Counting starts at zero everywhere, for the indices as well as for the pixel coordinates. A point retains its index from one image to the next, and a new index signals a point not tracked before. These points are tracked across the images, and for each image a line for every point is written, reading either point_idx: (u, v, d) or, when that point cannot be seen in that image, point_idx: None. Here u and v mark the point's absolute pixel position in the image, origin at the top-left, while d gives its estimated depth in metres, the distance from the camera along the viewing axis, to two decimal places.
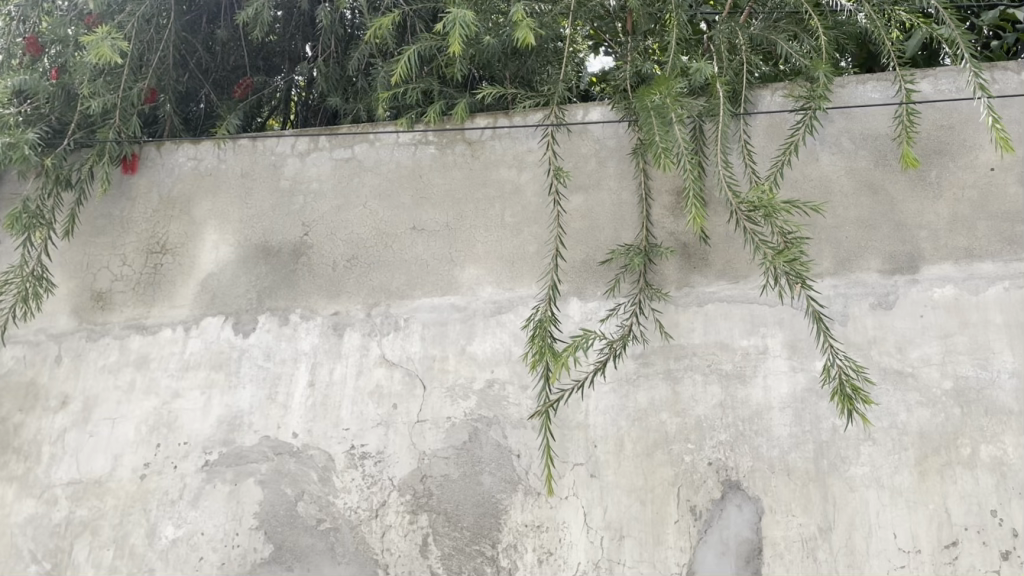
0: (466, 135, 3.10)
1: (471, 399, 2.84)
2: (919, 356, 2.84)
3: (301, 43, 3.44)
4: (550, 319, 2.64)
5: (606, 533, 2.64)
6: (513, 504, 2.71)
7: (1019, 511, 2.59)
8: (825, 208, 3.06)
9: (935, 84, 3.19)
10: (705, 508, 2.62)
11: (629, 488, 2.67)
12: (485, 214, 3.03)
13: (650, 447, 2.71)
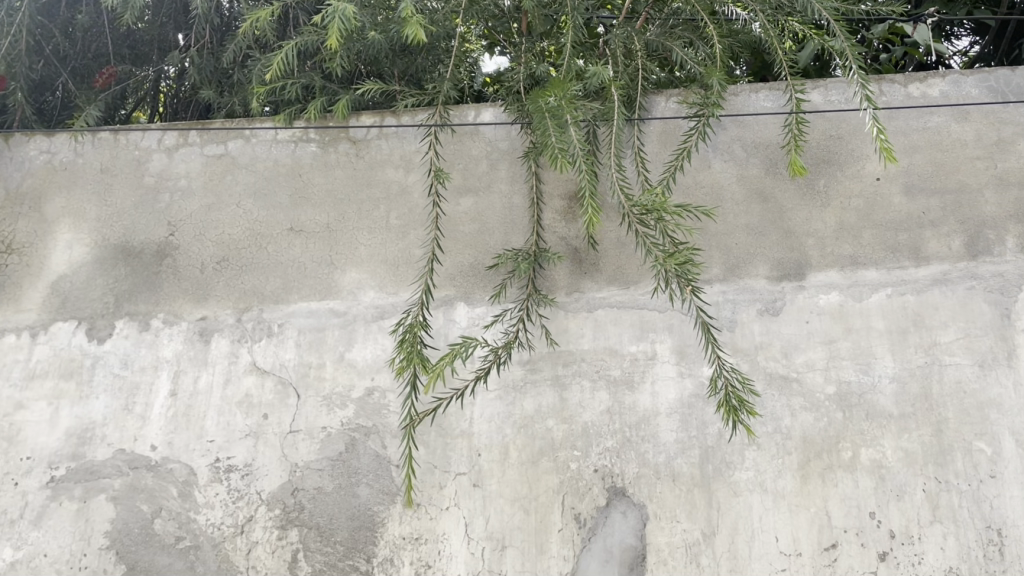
0: (350, 133, 3.05)
1: (349, 408, 2.77)
2: (804, 361, 2.89)
3: (172, 32, 3.30)
4: (421, 323, 2.52)
5: (488, 544, 2.59)
6: (391, 517, 2.63)
7: (896, 513, 2.67)
8: (717, 215, 3.09)
9: (826, 95, 3.27)
10: (589, 515, 2.60)
11: (512, 497, 2.63)
12: (369, 216, 2.97)
13: (535, 454, 2.67)
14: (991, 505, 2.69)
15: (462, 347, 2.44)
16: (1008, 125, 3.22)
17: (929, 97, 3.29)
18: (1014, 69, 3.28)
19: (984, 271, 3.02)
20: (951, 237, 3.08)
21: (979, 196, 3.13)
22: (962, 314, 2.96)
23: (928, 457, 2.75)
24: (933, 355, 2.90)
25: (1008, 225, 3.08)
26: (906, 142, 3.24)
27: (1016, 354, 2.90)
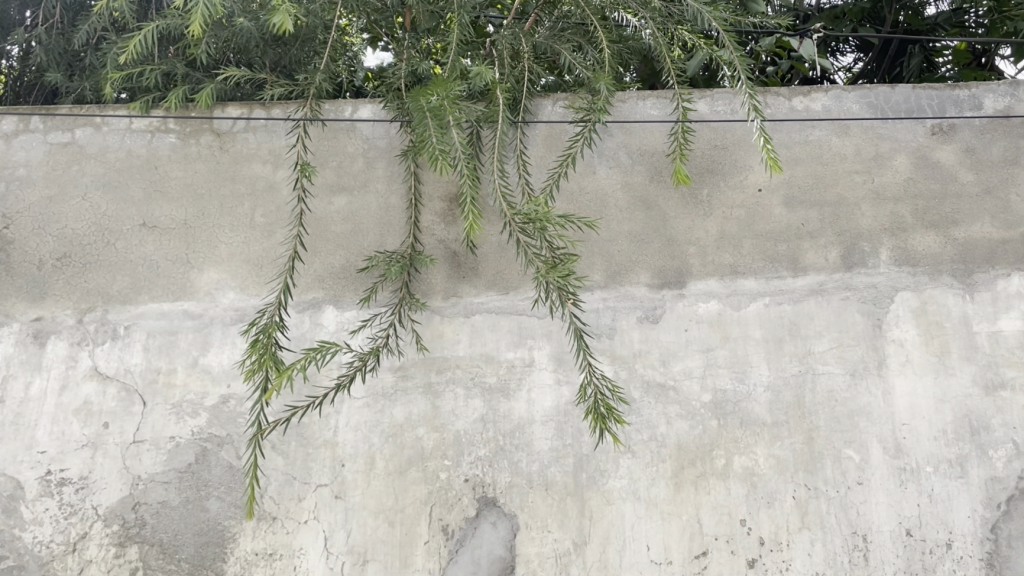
0: (214, 126, 2.94)
1: (200, 416, 2.66)
2: (681, 369, 2.90)
3: (16, 9, 3.10)
4: (276, 324, 2.45)
5: (348, 559, 2.51)
6: (242, 531, 2.53)
7: (766, 520, 2.71)
8: (599, 224, 3.07)
9: (711, 105, 3.30)
10: (458, 527, 2.54)
11: (376, 509, 2.56)
12: (232, 213, 2.87)
13: (404, 464, 2.60)
14: (857, 512, 2.77)
15: (320, 350, 2.32)
16: (886, 141, 3.38)
17: (812, 111, 3.42)
18: (893, 87, 3.45)
19: (858, 283, 3.13)
20: (828, 249, 3.17)
21: (856, 210, 3.26)
22: (835, 324, 3.05)
23: (799, 464, 2.80)
24: (807, 364, 2.97)
25: (882, 239, 3.22)
26: (789, 153, 3.35)
27: (885, 364, 3.01)
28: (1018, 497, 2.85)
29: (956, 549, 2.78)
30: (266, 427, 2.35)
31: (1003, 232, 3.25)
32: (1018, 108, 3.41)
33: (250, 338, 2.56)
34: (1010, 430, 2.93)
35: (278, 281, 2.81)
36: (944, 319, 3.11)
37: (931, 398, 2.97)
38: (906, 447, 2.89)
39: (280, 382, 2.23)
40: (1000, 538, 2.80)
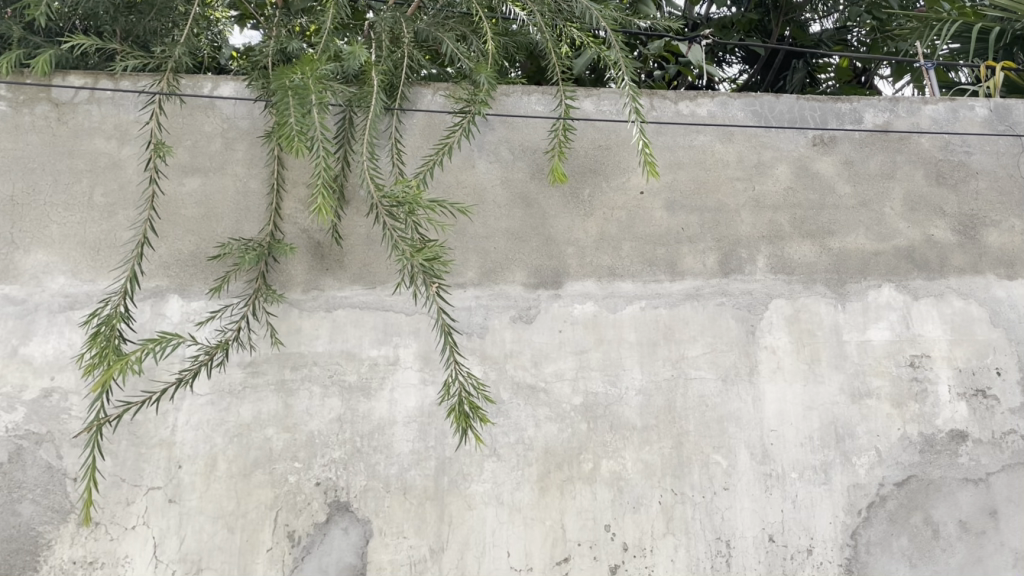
0: (52, 94, 2.73)
1: (17, 411, 2.47)
2: (553, 371, 2.84)
3: None
4: (120, 315, 2.29)
5: (180, 567, 2.39)
6: (60, 538, 2.37)
7: (631, 525, 2.70)
8: (474, 213, 2.99)
9: (597, 105, 3.25)
10: (305, 533, 2.45)
11: (215, 514, 2.44)
12: (67, 190, 2.67)
13: (248, 467, 2.48)
14: (722, 517, 2.80)
15: (161, 342, 2.25)
16: (768, 150, 3.45)
17: (697, 116, 3.44)
18: (778, 98, 3.54)
19: (734, 288, 3.17)
20: (706, 255, 3.19)
21: (735, 216, 3.30)
22: (709, 329, 3.06)
23: (666, 470, 2.80)
24: (680, 368, 2.97)
25: (760, 247, 3.27)
26: (672, 157, 3.35)
27: (757, 371, 3.05)
28: (877, 504, 2.99)
29: (817, 555, 2.87)
30: (102, 424, 2.25)
31: (876, 244, 3.39)
32: (896, 124, 3.60)
33: (91, 330, 2.42)
34: (874, 437, 3.07)
35: (121, 269, 2.63)
36: (816, 328, 3.19)
37: (799, 405, 3.05)
38: (773, 453, 2.95)
39: (114, 370, 2.12)
40: (859, 544, 2.93)
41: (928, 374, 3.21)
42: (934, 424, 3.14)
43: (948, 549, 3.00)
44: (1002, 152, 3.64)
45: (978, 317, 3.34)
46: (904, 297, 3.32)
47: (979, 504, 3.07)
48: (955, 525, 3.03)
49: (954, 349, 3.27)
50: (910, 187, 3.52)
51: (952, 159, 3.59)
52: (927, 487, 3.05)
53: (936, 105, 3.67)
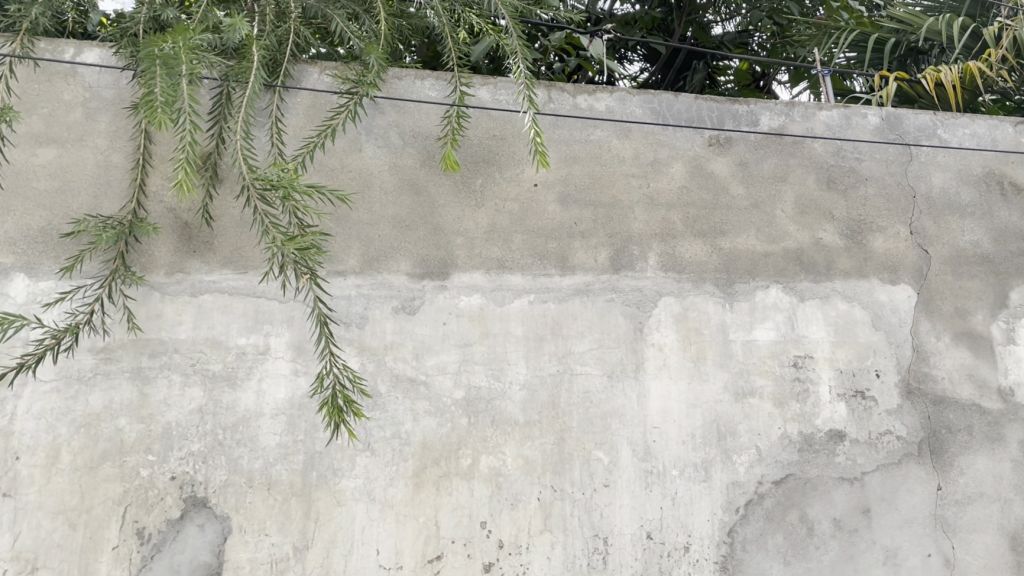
0: None
1: None
2: (435, 364, 2.78)
3: None
4: None
5: (13, 566, 2.29)
6: None
7: (507, 522, 2.67)
8: (355, 200, 2.89)
9: (493, 94, 3.19)
10: (156, 530, 2.38)
11: (57, 509, 2.35)
12: None
13: (95, 459, 2.40)
14: (600, 514, 2.79)
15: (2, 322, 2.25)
16: (664, 148, 3.46)
17: (595, 110, 3.42)
18: (676, 96, 3.56)
19: (625, 285, 3.16)
20: (598, 251, 3.17)
21: (628, 213, 3.29)
22: (597, 325, 3.05)
23: (547, 465, 2.77)
24: (566, 364, 2.94)
25: (652, 245, 3.27)
26: (568, 151, 3.31)
27: (642, 368, 3.05)
28: (755, 502, 3.04)
29: (693, 553, 2.89)
30: None
31: (765, 246, 3.43)
32: (791, 128, 3.67)
33: None
34: (755, 436, 3.12)
35: None
36: (703, 326, 3.21)
37: (683, 403, 3.06)
38: (655, 450, 2.96)
39: None
40: (735, 541, 2.97)
41: (810, 375, 3.28)
42: (814, 424, 3.22)
43: (822, 546, 3.07)
44: (891, 160, 3.77)
45: (861, 320, 3.44)
46: (791, 299, 3.37)
47: (852, 503, 3.16)
48: (829, 523, 3.10)
49: (836, 350, 3.36)
50: (802, 191, 3.58)
51: (843, 165, 3.69)
52: (804, 485, 3.12)
53: (831, 111, 3.76)
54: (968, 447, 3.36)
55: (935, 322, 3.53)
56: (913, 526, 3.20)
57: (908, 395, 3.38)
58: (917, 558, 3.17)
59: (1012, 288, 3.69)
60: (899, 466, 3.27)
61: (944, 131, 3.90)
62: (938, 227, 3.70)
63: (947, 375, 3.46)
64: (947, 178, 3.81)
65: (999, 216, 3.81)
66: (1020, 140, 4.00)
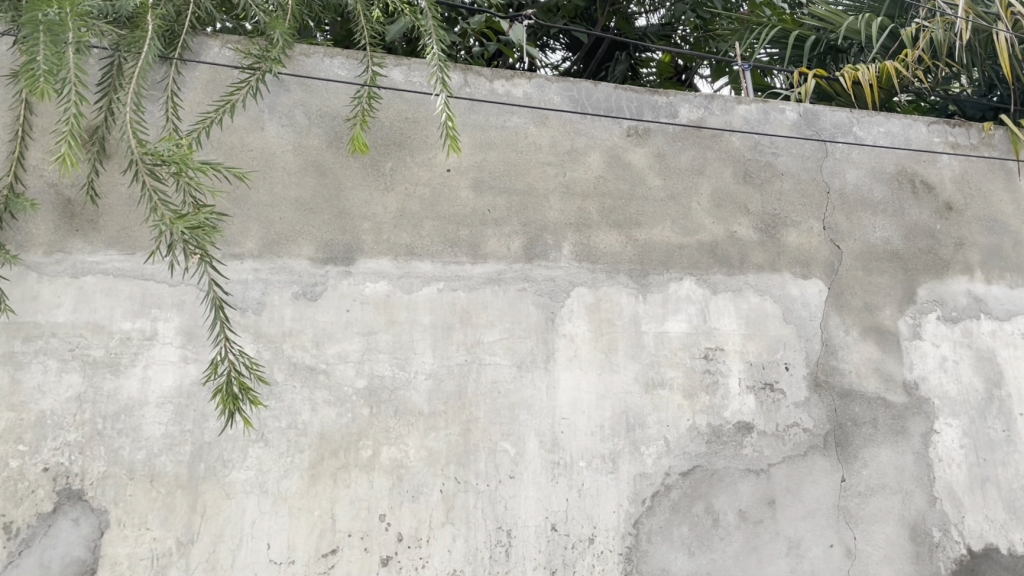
0: None
1: None
2: (336, 352, 2.71)
3: None
4: None
5: None
6: None
7: (407, 514, 2.62)
8: (252, 179, 2.79)
9: (406, 75, 3.11)
10: (25, 525, 2.31)
11: None
12: None
13: None
14: (504, 506, 2.76)
15: None
16: (582, 137, 3.43)
17: (512, 96, 3.36)
18: (596, 85, 3.54)
19: (537, 275, 3.12)
20: (511, 239, 3.12)
21: (543, 202, 3.25)
22: (508, 314, 3.00)
23: (451, 457, 2.73)
24: (474, 354, 2.89)
25: (566, 234, 3.23)
26: (483, 137, 3.25)
27: (553, 358, 3.02)
28: (662, 493, 3.04)
29: (598, 544, 2.88)
30: None
31: (680, 238, 3.43)
32: (709, 121, 3.69)
33: None
34: (664, 427, 3.13)
35: None
36: (615, 317, 3.20)
37: (592, 394, 3.04)
38: (563, 441, 2.93)
39: None
40: (641, 533, 2.96)
41: (720, 367, 3.30)
42: (722, 416, 3.24)
43: (726, 537, 3.09)
44: (807, 156, 3.81)
45: (772, 314, 3.47)
46: (703, 291, 3.38)
47: (758, 495, 3.19)
48: (734, 514, 3.13)
49: (747, 343, 3.39)
50: (718, 183, 3.60)
51: (760, 159, 3.71)
52: (711, 477, 3.14)
53: (749, 105, 3.79)
54: (872, 439, 3.43)
55: (844, 316, 3.58)
56: (816, 517, 3.25)
57: (815, 388, 3.42)
58: (819, 548, 3.21)
59: (920, 284, 3.78)
60: (805, 458, 3.32)
61: (860, 128, 3.98)
62: (850, 223, 3.77)
63: (854, 369, 3.52)
64: (861, 175, 3.88)
65: (910, 213, 3.89)
66: (932, 139, 4.10)
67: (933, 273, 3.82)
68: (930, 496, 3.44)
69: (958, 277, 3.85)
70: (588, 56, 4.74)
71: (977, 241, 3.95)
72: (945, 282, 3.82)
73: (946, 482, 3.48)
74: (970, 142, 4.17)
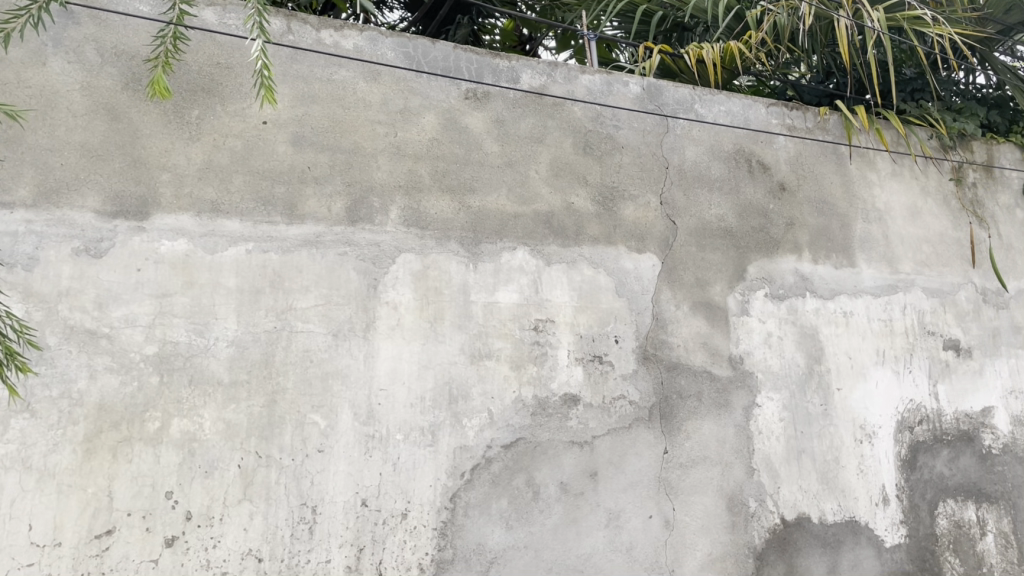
0: None
1: None
2: (123, 316, 2.53)
3: None
4: None
5: None
6: None
7: (198, 492, 2.49)
8: (28, 119, 2.58)
9: (220, 17, 2.93)
10: None
11: None
12: None
13: None
14: (310, 482, 2.64)
15: None
16: (417, 97, 3.28)
17: (341, 48, 3.18)
18: (434, 43, 3.39)
19: (360, 239, 2.96)
20: (332, 200, 2.95)
21: (370, 161, 3.08)
22: (324, 279, 2.84)
23: (252, 430, 2.59)
24: (284, 320, 2.73)
25: (394, 197, 3.09)
26: (305, 89, 3.06)
27: (373, 328, 2.89)
28: (482, 466, 2.97)
29: (411, 520, 2.78)
30: None
31: (515, 207, 3.35)
32: (551, 89, 3.61)
33: None
34: (488, 399, 3.05)
35: None
36: (442, 286, 3.09)
37: (413, 364, 2.93)
38: (379, 413, 2.81)
39: None
40: (457, 507, 2.89)
41: (549, 339, 3.25)
42: (549, 388, 3.20)
43: (546, 510, 3.06)
44: (648, 131, 3.80)
45: (604, 287, 3.45)
46: (537, 262, 3.32)
47: (581, 467, 3.17)
48: (555, 487, 3.10)
49: (578, 315, 3.35)
50: (557, 153, 3.53)
51: (601, 131, 3.68)
52: (533, 450, 3.09)
53: (592, 75, 3.74)
54: (696, 412, 3.48)
55: (675, 291, 3.60)
56: (637, 489, 3.26)
57: (644, 360, 3.43)
58: (639, 519, 3.24)
59: (750, 262, 3.85)
60: (629, 430, 3.32)
61: (701, 105, 4.01)
62: (687, 199, 3.79)
63: (683, 343, 3.55)
64: (700, 153, 3.91)
65: (744, 192, 3.95)
66: (770, 121, 4.19)
67: (764, 251, 3.90)
68: (748, 468, 3.52)
69: (786, 256, 3.96)
70: (430, 17, 4.63)
71: (806, 222, 4.08)
72: (774, 260, 3.92)
73: (764, 455, 3.58)
74: (805, 125, 4.30)
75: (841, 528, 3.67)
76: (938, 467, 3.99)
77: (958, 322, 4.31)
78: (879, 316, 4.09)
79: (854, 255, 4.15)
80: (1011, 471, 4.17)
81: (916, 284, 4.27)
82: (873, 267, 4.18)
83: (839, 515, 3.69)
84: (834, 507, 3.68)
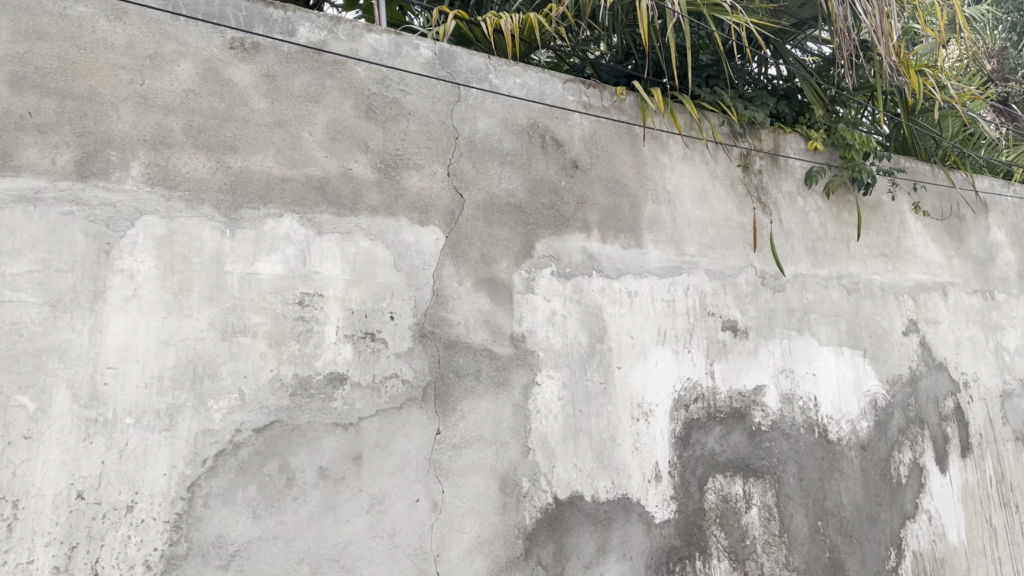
0: None
1: None
2: None
3: None
4: None
5: None
6: None
7: None
8: None
9: None
10: None
11: None
12: None
13: None
14: (12, 473, 2.37)
15: None
16: (171, 42, 2.94)
17: None
18: None
19: (89, 198, 2.65)
20: (58, 151, 2.63)
21: (108, 111, 2.75)
22: (41, 241, 2.54)
23: None
24: None
25: (136, 152, 2.77)
26: (29, 23, 2.67)
27: (102, 298, 2.60)
28: (228, 452, 2.74)
29: (137, 512, 2.54)
30: None
31: (284, 170, 3.09)
32: (332, 45, 3.36)
33: None
34: (239, 379, 2.81)
35: None
36: (191, 254, 2.80)
37: (150, 340, 2.66)
38: (104, 395, 2.55)
39: None
40: (196, 497, 2.66)
41: (316, 314, 3.04)
42: (312, 366, 2.99)
43: (300, 498, 2.86)
44: (438, 98, 3.64)
45: (382, 260, 3.26)
46: (306, 231, 3.08)
47: (343, 450, 3.00)
48: (313, 473, 2.91)
49: (351, 290, 3.16)
50: (335, 115, 3.29)
51: (386, 95, 3.47)
52: (290, 433, 2.88)
53: (379, 35, 3.51)
54: (472, 392, 3.37)
55: (459, 267, 3.48)
56: (405, 472, 3.13)
57: (420, 338, 3.29)
58: (405, 503, 3.11)
59: (538, 239, 3.79)
60: (400, 411, 3.17)
61: (496, 76, 3.89)
62: (475, 171, 3.66)
63: (464, 321, 3.43)
64: (491, 124, 3.78)
65: (535, 167, 3.88)
66: (566, 96, 4.14)
67: (552, 228, 3.85)
68: (523, 447, 3.48)
69: (574, 234, 3.93)
70: None
71: (596, 201, 4.06)
72: (562, 238, 3.87)
73: (541, 434, 3.55)
74: (601, 104, 4.27)
75: (613, 505, 3.70)
76: (710, 444, 4.12)
77: (737, 304, 4.46)
78: (662, 297, 4.16)
79: (642, 236, 4.19)
80: (777, 446, 4.38)
81: (699, 266, 4.38)
82: (659, 248, 4.24)
83: (612, 493, 3.72)
84: (607, 485, 3.70)
